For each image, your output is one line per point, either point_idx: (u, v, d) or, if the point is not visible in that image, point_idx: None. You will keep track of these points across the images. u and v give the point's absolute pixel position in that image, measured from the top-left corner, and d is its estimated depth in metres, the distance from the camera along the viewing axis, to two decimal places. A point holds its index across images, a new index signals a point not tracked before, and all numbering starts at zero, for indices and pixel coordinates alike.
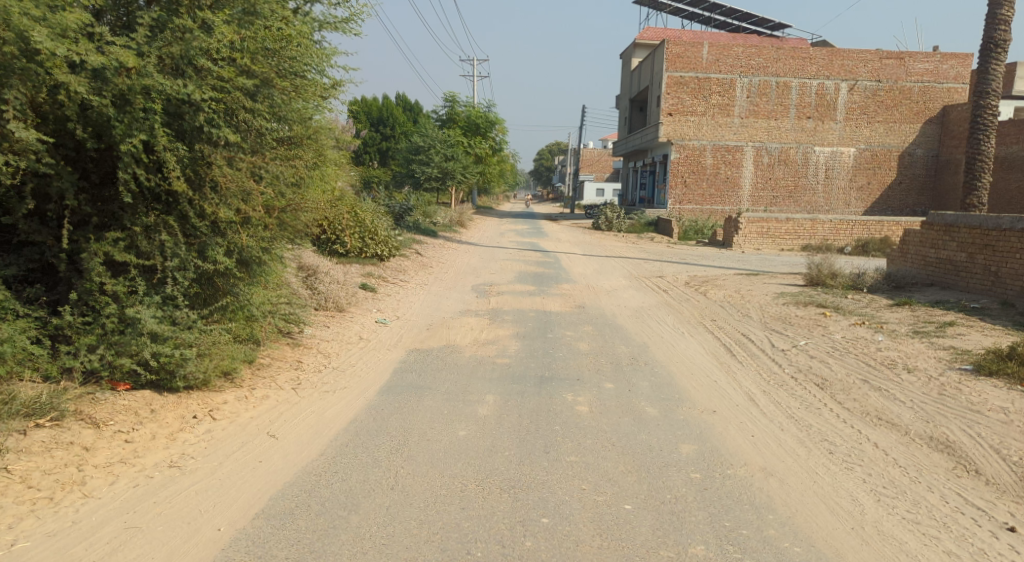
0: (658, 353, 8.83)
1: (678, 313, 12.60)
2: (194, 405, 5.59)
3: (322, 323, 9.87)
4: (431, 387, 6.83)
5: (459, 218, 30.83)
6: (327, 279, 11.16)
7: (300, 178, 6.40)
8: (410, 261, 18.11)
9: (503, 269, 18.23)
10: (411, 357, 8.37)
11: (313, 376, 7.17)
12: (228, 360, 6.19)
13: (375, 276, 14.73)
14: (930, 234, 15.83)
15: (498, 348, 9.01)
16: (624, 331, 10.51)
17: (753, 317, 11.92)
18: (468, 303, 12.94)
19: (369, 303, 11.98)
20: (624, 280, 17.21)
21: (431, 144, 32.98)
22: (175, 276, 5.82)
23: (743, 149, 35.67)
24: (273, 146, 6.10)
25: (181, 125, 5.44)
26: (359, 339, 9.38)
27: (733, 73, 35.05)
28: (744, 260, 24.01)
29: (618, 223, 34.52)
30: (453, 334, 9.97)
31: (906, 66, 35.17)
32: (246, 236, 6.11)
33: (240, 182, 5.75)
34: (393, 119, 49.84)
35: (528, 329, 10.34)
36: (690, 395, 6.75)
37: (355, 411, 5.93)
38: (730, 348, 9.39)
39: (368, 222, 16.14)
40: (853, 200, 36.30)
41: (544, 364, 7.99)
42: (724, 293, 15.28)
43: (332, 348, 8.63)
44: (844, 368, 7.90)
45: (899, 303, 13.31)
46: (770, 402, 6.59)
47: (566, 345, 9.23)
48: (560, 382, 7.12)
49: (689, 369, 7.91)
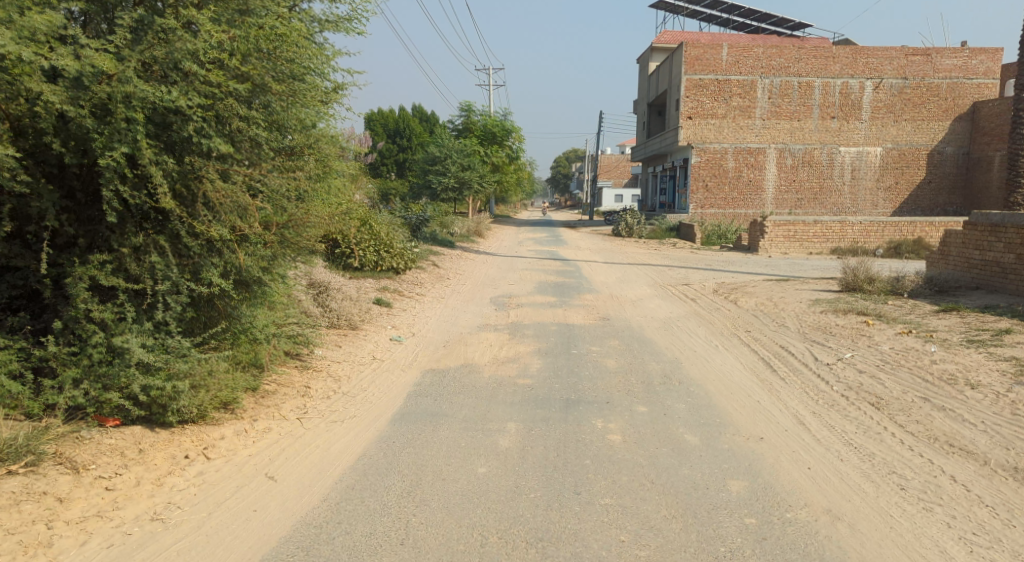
0: (693, 370, 8.23)
1: (709, 323, 11.96)
2: (187, 443, 5.08)
3: (333, 343, 9.38)
4: (448, 414, 6.27)
5: (477, 228, 30.33)
6: (339, 295, 10.67)
7: (303, 191, 5.91)
8: (427, 272, 17.63)
9: (523, 279, 17.69)
10: (427, 379, 7.83)
11: (321, 404, 6.66)
12: (226, 391, 5.70)
13: (390, 290, 14.26)
14: (974, 235, 15.31)
15: (520, 366, 8.45)
16: (653, 344, 9.91)
17: (790, 327, 11.26)
18: (487, 317, 12.38)
19: (383, 319, 11.47)
20: (649, 289, 16.58)
21: (448, 154, 32.62)
22: (166, 301, 5.33)
23: (765, 152, 34.86)
24: (273, 156, 5.61)
25: (169, 137, 4.96)
26: (373, 360, 8.87)
27: (754, 74, 34.31)
28: (771, 264, 23.27)
29: (639, 229, 33.88)
30: (471, 352, 9.43)
31: (933, 62, 34.27)
32: (243, 255, 5.61)
33: (235, 197, 5.26)
34: (409, 130, 49.54)
35: (551, 345, 9.78)
36: (734, 418, 6.14)
37: (364, 444, 5.40)
38: (769, 362, 8.76)
39: (383, 235, 15.68)
40: (881, 200, 35.39)
41: (571, 384, 7.42)
42: (756, 301, 14.61)
43: (342, 370, 8.12)
44: (898, 384, 7.25)
45: (945, 309, 12.60)
46: (822, 425, 5.96)
47: (594, 362, 8.64)
48: (588, 405, 6.53)
49: (729, 388, 7.28)
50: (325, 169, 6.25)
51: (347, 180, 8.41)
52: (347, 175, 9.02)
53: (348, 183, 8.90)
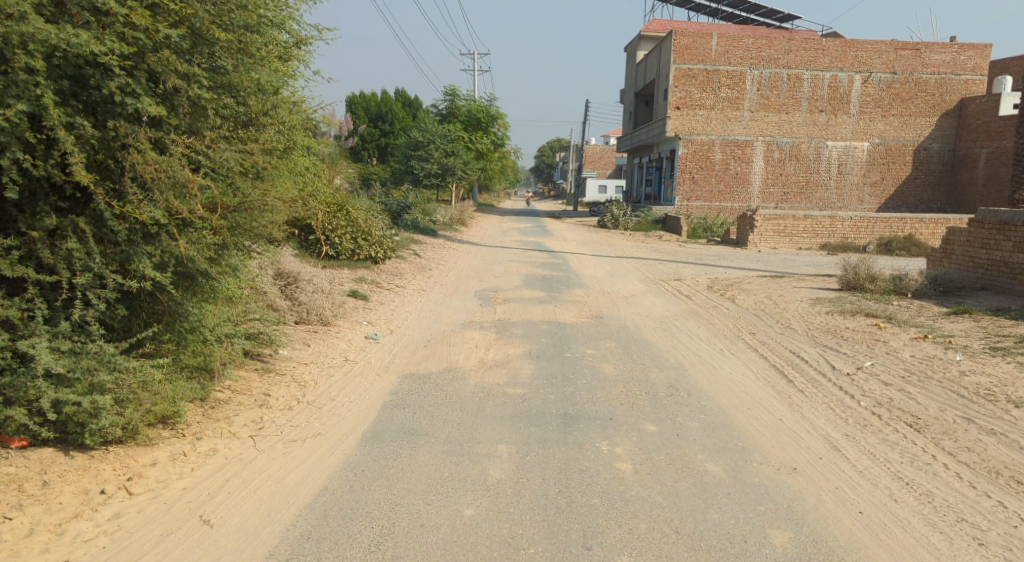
0: (702, 379, 7.40)
1: (709, 323, 11.17)
2: (107, 471, 4.16)
3: (301, 341, 8.48)
4: (429, 432, 5.39)
5: (460, 216, 29.41)
6: (310, 288, 9.74)
7: (258, 167, 4.98)
8: (408, 263, 16.73)
9: (508, 270, 16.87)
10: (404, 387, 6.95)
11: (281, 417, 5.74)
12: (163, 405, 4.77)
13: (368, 282, 13.33)
14: (980, 233, 14.68)
15: (509, 372, 7.57)
16: (653, 347, 9.07)
17: (797, 329, 10.51)
18: (471, 313, 11.50)
19: (359, 314, 10.56)
20: (641, 284, 15.81)
21: (431, 140, 31.58)
22: (88, 297, 4.40)
23: (752, 144, 34.18)
24: (222, 124, 4.69)
25: (87, 95, 4.08)
26: (346, 363, 7.95)
27: (742, 65, 33.56)
28: (763, 260, 22.61)
29: (624, 220, 33.07)
30: (455, 354, 8.53)
31: (922, 57, 33.68)
32: (185, 244, 4.67)
33: (172, 171, 4.33)
34: (392, 115, 48.21)
35: (542, 347, 8.90)
36: (761, 443, 5.31)
37: (326, 472, 4.53)
38: (782, 370, 7.95)
39: (361, 221, 14.70)
40: (867, 196, 34.81)
41: (569, 396, 6.57)
42: (754, 299, 13.86)
43: (309, 375, 7.22)
44: (932, 401, 6.47)
45: (955, 312, 11.88)
46: (860, 451, 5.14)
47: (593, 368, 7.79)
48: (589, 424, 5.69)
49: (747, 403, 6.45)
50: (286, 143, 5.33)
51: (310, 168, 7.49)
52: (314, 157, 8.08)
53: (315, 170, 7.99)
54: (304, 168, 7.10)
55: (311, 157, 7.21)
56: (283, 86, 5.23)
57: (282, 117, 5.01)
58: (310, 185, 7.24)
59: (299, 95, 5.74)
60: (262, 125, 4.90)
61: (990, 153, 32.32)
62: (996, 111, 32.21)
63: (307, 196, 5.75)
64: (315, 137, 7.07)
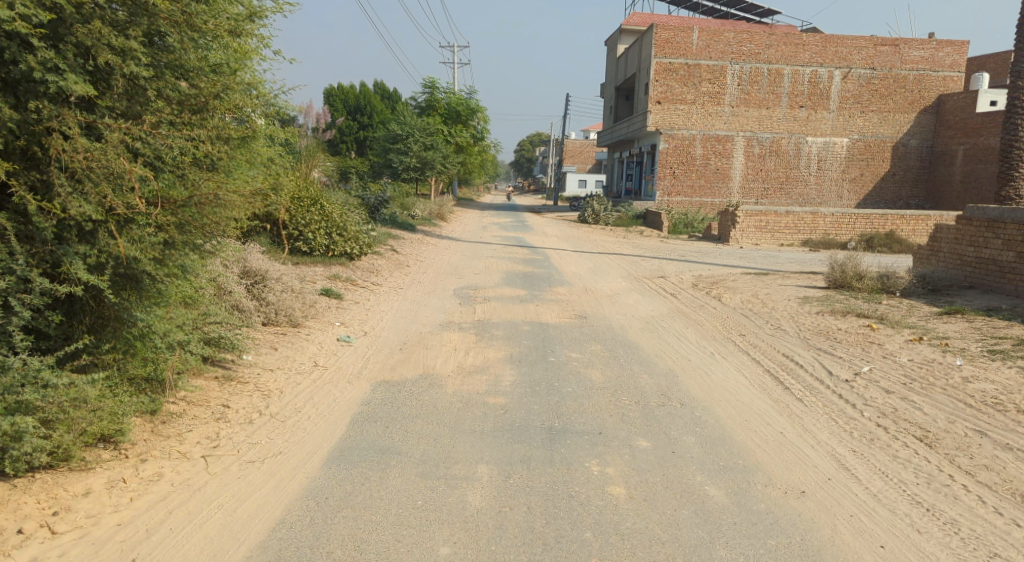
0: (694, 387, 6.98)
1: (697, 324, 10.78)
2: (29, 504, 3.75)
3: (267, 345, 7.95)
4: (403, 450, 4.91)
5: (439, 211, 28.88)
6: (279, 286, 9.20)
7: (207, 154, 4.50)
8: (385, 259, 16.21)
9: (488, 267, 16.42)
10: (376, 397, 6.46)
11: (239, 433, 5.21)
12: (101, 423, 4.27)
13: (342, 279, 12.80)
14: (968, 230, 14.47)
15: (490, 379, 7.11)
16: (641, 350, 8.64)
17: (787, 330, 10.15)
18: (451, 313, 11.01)
19: (331, 314, 10.04)
20: (624, 282, 15.42)
21: (410, 133, 31.00)
22: (13, 303, 3.86)
23: (733, 139, 33.94)
24: (170, 108, 4.22)
25: (5, 71, 3.63)
26: (315, 369, 7.41)
27: (723, 60, 33.30)
28: (746, 256, 22.31)
29: (605, 216, 32.67)
30: (431, 358, 8.04)
31: (901, 54, 33.59)
32: (126, 243, 4.15)
33: (106, 159, 3.83)
34: (370, 107, 47.38)
35: (525, 350, 8.43)
36: (765, 461, 4.90)
37: (280, 499, 4.07)
38: (776, 376, 7.55)
39: (335, 216, 14.17)
40: (846, 192, 34.74)
41: (556, 408, 6.13)
42: (741, 297, 13.53)
43: (274, 382, 6.70)
44: (940, 412, 6.09)
45: (947, 312, 11.59)
46: (871, 470, 4.75)
47: (580, 374, 7.35)
48: (578, 440, 5.25)
49: (743, 415, 6.04)
50: (245, 131, 4.85)
51: (276, 162, 6.98)
52: (278, 150, 7.57)
53: (281, 166, 7.48)
54: (268, 162, 6.59)
55: (276, 150, 6.71)
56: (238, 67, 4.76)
57: (236, 100, 4.54)
58: (275, 180, 6.73)
59: (257, 75, 5.25)
60: (215, 109, 4.40)
61: (967, 149, 32.28)
62: (973, 108, 32.22)
63: (269, 190, 5.25)
64: (280, 129, 6.57)
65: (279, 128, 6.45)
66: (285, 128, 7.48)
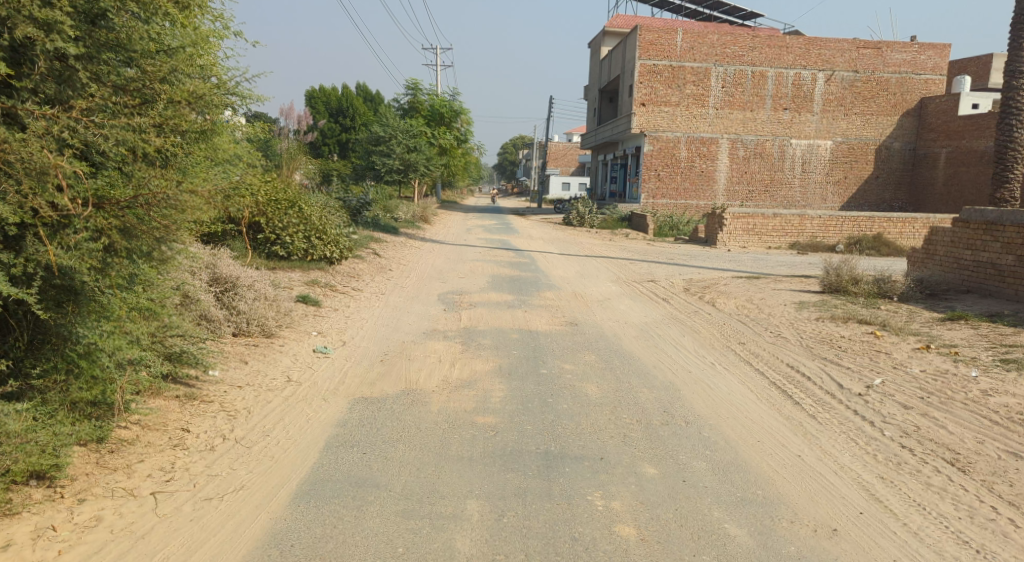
0: (698, 403, 6.47)
1: (694, 332, 10.30)
2: None
3: (237, 358, 7.36)
4: (381, 482, 4.37)
5: (423, 213, 28.30)
6: (253, 294, 8.62)
7: (152, 146, 4.02)
8: (366, 263, 15.64)
9: (473, 271, 15.89)
10: (354, 418, 5.88)
11: (198, 463, 4.65)
12: (31, 459, 3.72)
13: (321, 285, 12.21)
14: (965, 233, 14.13)
15: (478, 395, 6.56)
16: (638, 362, 8.12)
17: (788, 338, 9.70)
18: (435, 320, 10.45)
19: (308, 323, 9.47)
20: (614, 286, 14.93)
21: (392, 134, 30.35)
22: None
23: (718, 142, 33.63)
24: (110, 93, 3.84)
25: None
26: (288, 385, 6.82)
27: (708, 62, 33.01)
28: (735, 260, 21.92)
29: (590, 218, 32.22)
30: (414, 371, 7.48)
31: (884, 56, 33.45)
32: (59, 250, 3.69)
33: (26, 152, 3.40)
34: (353, 109, 46.70)
35: (515, 362, 7.90)
36: (785, 490, 4.42)
37: (233, 545, 3.59)
38: (783, 390, 7.07)
39: (314, 218, 13.59)
40: (830, 194, 34.53)
41: (551, 428, 5.62)
42: (735, 303, 13.10)
43: (242, 401, 6.13)
44: (965, 430, 5.63)
45: (949, 318, 11.17)
46: (905, 501, 4.29)
47: (575, 389, 6.83)
48: (576, 468, 4.74)
49: (756, 434, 5.55)
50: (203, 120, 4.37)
51: (237, 159, 6.49)
52: (243, 147, 7.05)
53: (243, 162, 6.97)
54: (228, 159, 6.08)
55: (236, 145, 6.22)
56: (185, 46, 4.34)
57: (187, 84, 4.13)
58: (238, 178, 6.22)
59: (210, 58, 4.85)
60: (160, 93, 4.02)
61: (950, 152, 32.15)
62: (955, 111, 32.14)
63: (233, 189, 4.74)
64: (236, 120, 6.08)
65: (237, 119, 5.97)
66: (242, 123, 6.99)
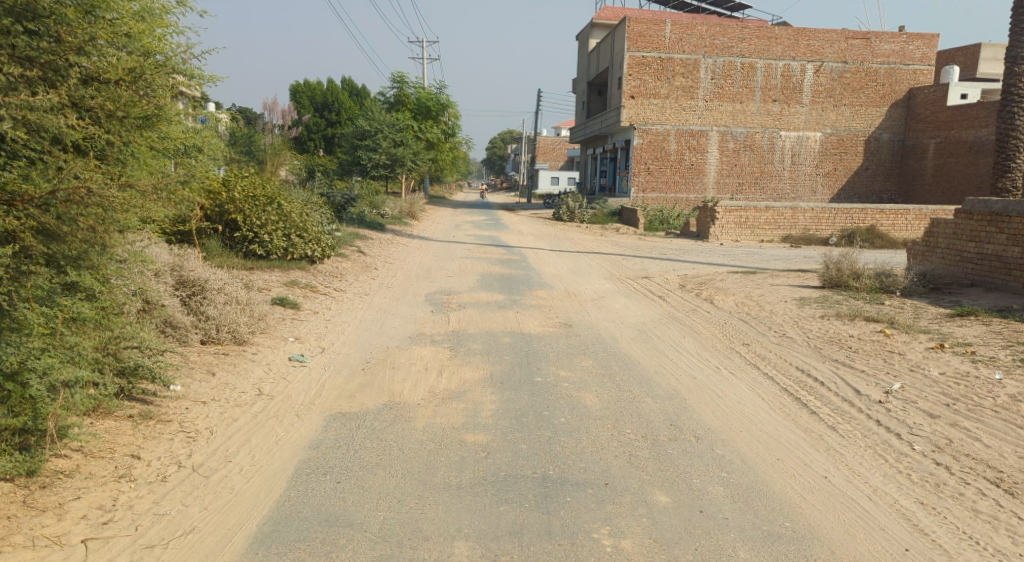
0: (708, 415, 5.93)
1: (695, 332, 9.77)
2: None
3: (204, 370, 6.77)
4: (358, 522, 3.86)
5: (410, 209, 27.67)
6: (224, 298, 7.99)
7: (71, 132, 3.80)
8: (350, 261, 15.05)
9: (461, 269, 15.34)
10: (330, 438, 5.32)
11: (145, 497, 4.11)
12: None
13: (301, 286, 11.60)
14: (968, 225, 13.68)
15: (467, 409, 6.01)
16: (637, 367, 7.60)
17: (794, 338, 9.18)
18: (422, 323, 9.86)
19: (286, 328, 8.87)
20: (606, 283, 14.42)
21: (378, 128, 29.70)
22: None
23: (707, 134, 33.17)
24: (15, 67, 3.56)
25: None
26: (258, 400, 6.22)
27: (697, 53, 32.51)
28: (729, 254, 21.44)
29: (580, 213, 31.72)
30: (398, 382, 6.89)
31: (872, 47, 33.12)
32: None
33: None
34: (338, 103, 45.91)
35: (507, 369, 7.34)
36: (819, 524, 3.92)
37: None
38: (797, 397, 6.55)
39: (294, 216, 12.99)
40: (820, 187, 34.17)
41: (547, 447, 5.09)
42: (734, 300, 12.60)
43: (205, 419, 5.55)
44: (1004, 443, 5.12)
45: (958, 313, 10.70)
46: (954, 535, 3.85)
47: (572, 400, 6.29)
48: (579, 497, 4.20)
49: (775, 452, 5.02)
50: (130, 103, 4.08)
51: (190, 153, 6.02)
52: (197, 140, 6.46)
53: (199, 157, 6.46)
54: (177, 153, 5.62)
55: (186, 136, 5.77)
56: (114, 13, 4.03)
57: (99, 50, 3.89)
58: (191, 171, 5.74)
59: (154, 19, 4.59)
60: (71, 67, 3.77)
61: (939, 143, 31.81)
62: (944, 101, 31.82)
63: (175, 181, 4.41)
64: (187, 108, 5.62)
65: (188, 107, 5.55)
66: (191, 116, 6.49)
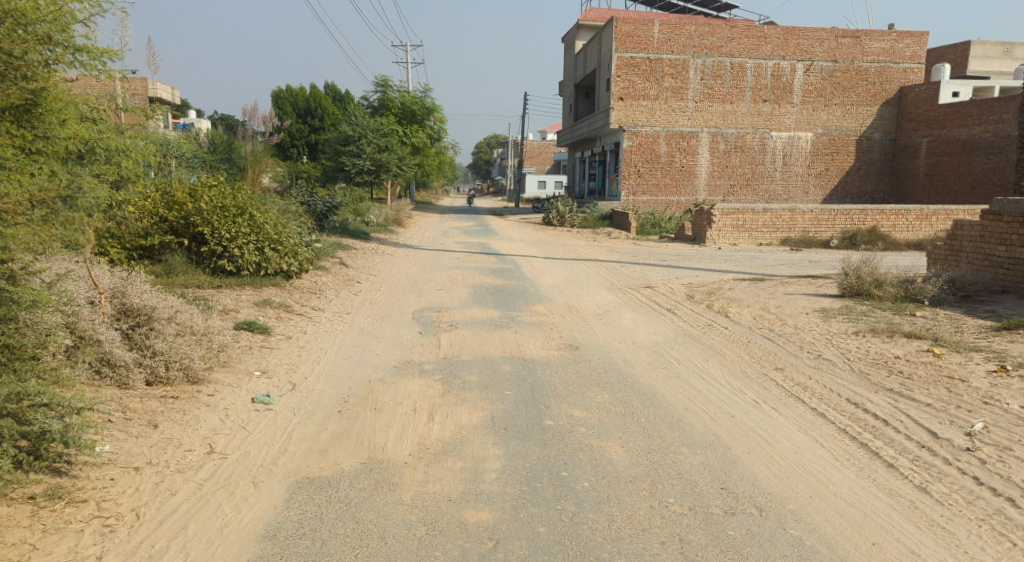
0: (763, 472, 4.81)
1: (719, 354, 8.65)
2: None
3: (145, 419, 5.59)
4: None
5: (395, 217, 26.46)
6: (176, 329, 6.73)
7: None
8: (331, 275, 13.86)
9: (450, 281, 14.19)
10: (293, 520, 4.19)
11: None
12: None
13: (274, 305, 10.40)
14: (997, 227, 12.67)
15: (469, 468, 4.88)
16: (664, 403, 6.47)
17: (835, 360, 8.08)
18: (409, 347, 8.70)
19: (252, 359, 7.68)
20: (609, 295, 13.32)
21: (362, 134, 28.51)
22: None
23: (697, 136, 32.18)
24: None
25: None
26: (209, 460, 5.02)
27: (686, 54, 31.56)
28: (733, 259, 20.35)
29: (570, 217, 30.58)
30: (381, 430, 5.72)
31: (862, 45, 32.27)
32: None
33: None
34: (321, 109, 44.70)
35: (511, 409, 6.19)
36: None
37: None
38: (863, 441, 5.44)
39: (267, 227, 11.72)
40: (812, 187, 33.19)
41: (568, 530, 4.02)
42: (753, 313, 11.53)
43: (132, 495, 4.38)
44: None
45: (1004, 325, 9.66)
46: None
47: (593, 452, 5.15)
48: None
49: (865, 532, 3.99)
50: None
51: (109, 158, 5.04)
52: (132, 147, 5.60)
53: (130, 164, 5.61)
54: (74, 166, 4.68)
55: (95, 138, 4.82)
56: None
57: None
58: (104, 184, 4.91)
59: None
60: None
61: (931, 141, 30.95)
62: (936, 99, 31.02)
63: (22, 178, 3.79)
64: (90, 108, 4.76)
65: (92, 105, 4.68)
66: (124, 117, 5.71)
